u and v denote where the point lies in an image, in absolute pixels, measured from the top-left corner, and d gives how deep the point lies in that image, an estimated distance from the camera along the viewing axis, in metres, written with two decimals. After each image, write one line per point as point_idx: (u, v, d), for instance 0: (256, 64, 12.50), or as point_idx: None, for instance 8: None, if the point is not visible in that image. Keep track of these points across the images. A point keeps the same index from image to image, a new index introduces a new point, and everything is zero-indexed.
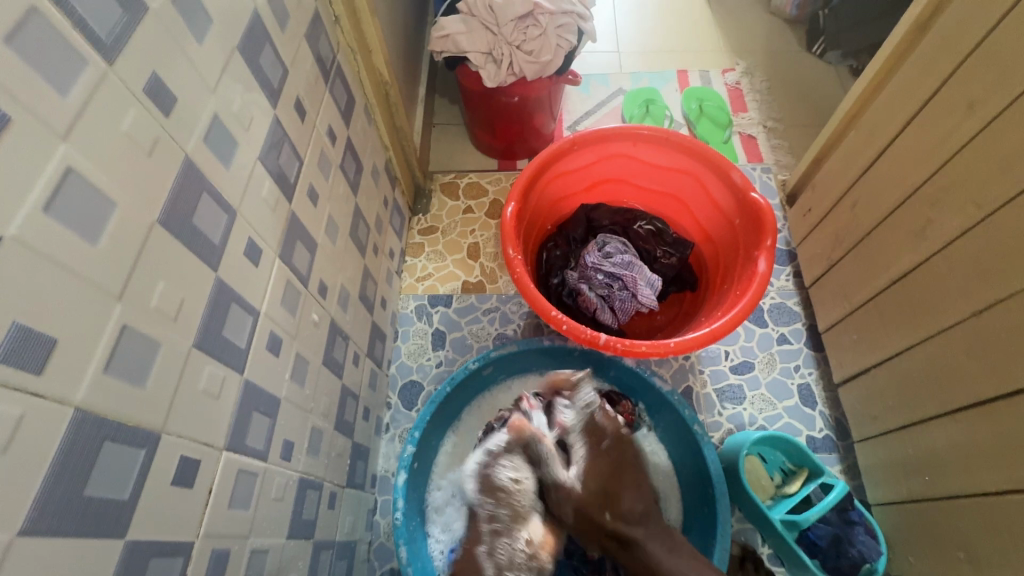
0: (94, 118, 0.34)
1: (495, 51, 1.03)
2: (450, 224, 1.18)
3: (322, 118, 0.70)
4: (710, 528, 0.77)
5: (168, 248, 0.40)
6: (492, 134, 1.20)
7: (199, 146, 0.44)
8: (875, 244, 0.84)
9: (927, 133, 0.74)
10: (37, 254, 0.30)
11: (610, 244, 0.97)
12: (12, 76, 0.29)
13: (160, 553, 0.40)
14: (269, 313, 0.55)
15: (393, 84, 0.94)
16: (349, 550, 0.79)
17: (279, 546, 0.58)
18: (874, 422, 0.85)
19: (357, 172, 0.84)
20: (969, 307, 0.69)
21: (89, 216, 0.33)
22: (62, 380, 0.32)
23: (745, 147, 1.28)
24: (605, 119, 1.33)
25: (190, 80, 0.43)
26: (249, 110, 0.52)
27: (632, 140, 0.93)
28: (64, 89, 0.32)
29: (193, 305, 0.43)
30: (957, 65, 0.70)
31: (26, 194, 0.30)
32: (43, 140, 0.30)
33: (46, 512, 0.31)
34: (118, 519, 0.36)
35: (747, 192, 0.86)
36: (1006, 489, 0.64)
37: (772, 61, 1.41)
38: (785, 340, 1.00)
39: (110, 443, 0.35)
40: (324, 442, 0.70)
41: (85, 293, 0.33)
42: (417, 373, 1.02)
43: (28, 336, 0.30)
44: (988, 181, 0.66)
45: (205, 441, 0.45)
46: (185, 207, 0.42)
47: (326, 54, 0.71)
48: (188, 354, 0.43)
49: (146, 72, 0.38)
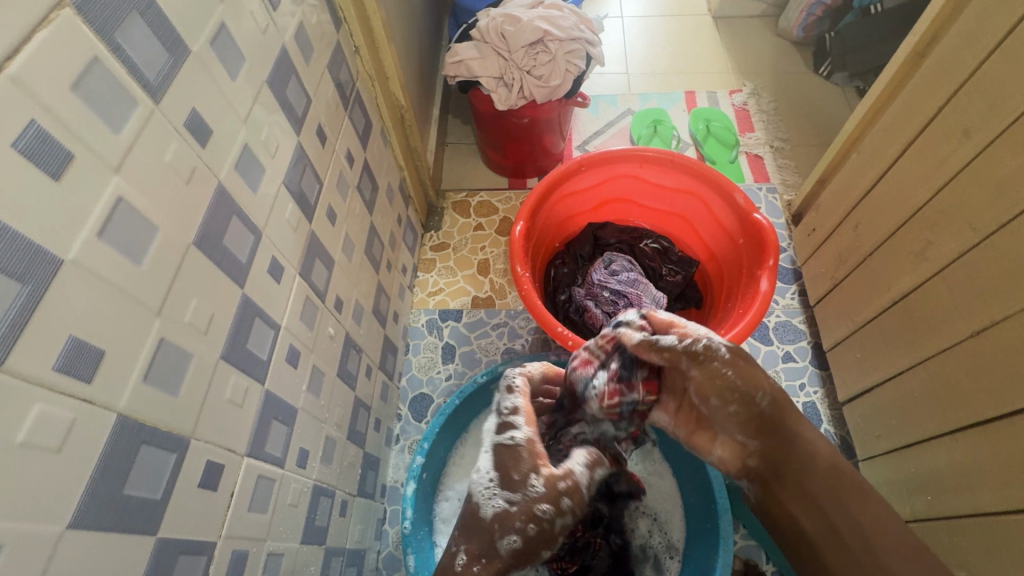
0: (141, 151, 0.38)
1: (506, 76, 1.07)
2: (461, 240, 1.21)
3: (341, 141, 0.74)
4: (712, 545, 0.74)
5: (201, 268, 0.44)
6: (503, 154, 1.24)
7: (231, 172, 0.48)
8: (876, 264, 0.85)
9: (926, 157, 0.76)
10: (92, 274, 0.34)
11: (616, 263, 0.99)
12: (77, 117, 0.33)
13: (186, 551, 0.43)
14: (290, 327, 0.59)
15: (408, 107, 0.99)
16: (358, 558, 0.81)
17: (293, 550, 0.60)
18: (879, 440, 0.86)
19: (373, 192, 0.88)
20: (967, 327, 0.70)
21: (136, 239, 0.37)
22: (108, 388, 0.35)
23: (752, 167, 1.30)
24: (614, 138, 1.36)
25: (225, 113, 0.47)
26: (275, 136, 0.56)
27: (637, 161, 0.96)
28: (118, 127, 0.36)
29: (221, 319, 0.47)
30: (953, 91, 0.72)
31: (84, 222, 0.33)
32: (101, 174, 0.34)
33: (92, 508, 0.34)
34: (151, 517, 0.39)
35: (750, 213, 0.88)
36: (1006, 509, 0.65)
37: (779, 82, 1.43)
38: (790, 358, 1.01)
39: (146, 446, 0.38)
40: (336, 451, 0.73)
41: (129, 309, 0.37)
42: (428, 386, 1.04)
43: (81, 347, 0.33)
44: (984, 205, 0.67)
45: (229, 446, 0.48)
46: (217, 229, 0.46)
47: (346, 80, 0.76)
48: (217, 364, 0.46)
49: (186, 109, 0.42)
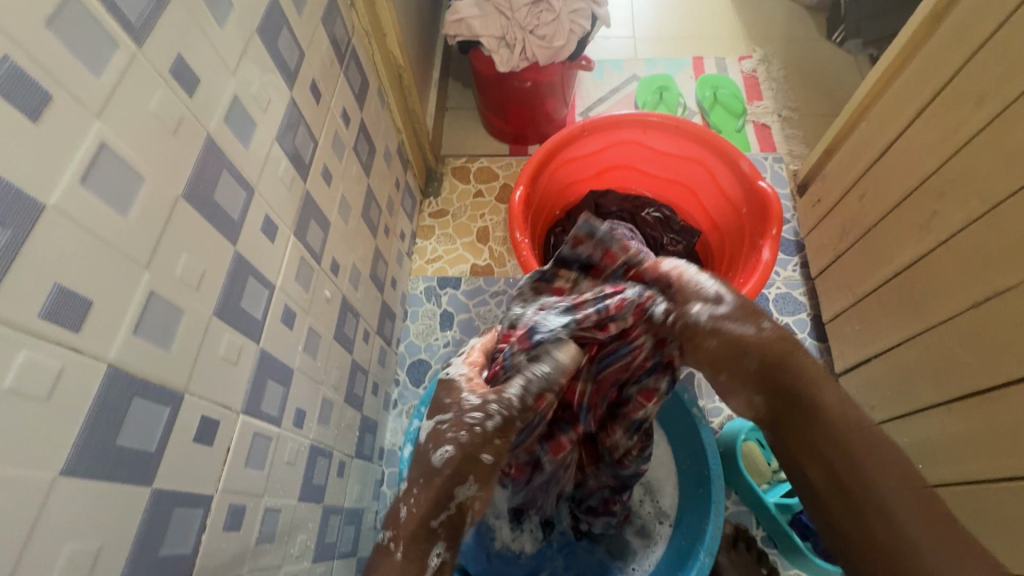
0: (124, 96, 0.36)
1: (508, 36, 1.03)
2: (460, 207, 1.20)
3: (337, 100, 0.72)
4: (705, 509, 0.77)
5: (191, 223, 0.43)
6: (505, 119, 1.21)
7: (220, 125, 0.47)
8: (880, 235, 0.84)
9: (938, 124, 0.74)
10: (74, 221, 0.33)
11: (617, 231, 0.97)
12: (53, 57, 0.31)
13: (183, 503, 0.43)
14: (285, 288, 0.58)
15: (406, 67, 0.96)
16: (356, 517, 0.83)
17: (291, 506, 0.61)
18: (873, 411, 0.87)
19: (370, 155, 0.86)
20: (969, 298, 0.69)
21: (121, 189, 0.36)
22: (96, 338, 0.35)
23: (759, 136, 1.27)
24: (618, 105, 1.33)
25: (212, 62, 0.45)
26: (267, 91, 0.54)
27: (641, 127, 0.94)
28: (99, 70, 0.34)
29: (214, 275, 0.46)
30: (969, 55, 0.69)
31: (64, 168, 0.32)
32: (81, 119, 0.33)
33: (84, 457, 0.34)
34: (146, 469, 0.39)
35: (755, 180, 0.86)
36: (997, 477, 0.66)
37: (791, 49, 1.39)
38: (788, 330, 1.00)
39: (139, 399, 0.38)
40: (334, 413, 0.74)
41: (117, 261, 0.36)
42: (426, 352, 1.05)
43: (67, 296, 0.32)
44: (994, 174, 0.66)
45: (224, 403, 0.48)
46: (207, 184, 0.45)
47: (341, 36, 0.73)
48: (209, 321, 0.46)
49: (172, 55, 0.40)
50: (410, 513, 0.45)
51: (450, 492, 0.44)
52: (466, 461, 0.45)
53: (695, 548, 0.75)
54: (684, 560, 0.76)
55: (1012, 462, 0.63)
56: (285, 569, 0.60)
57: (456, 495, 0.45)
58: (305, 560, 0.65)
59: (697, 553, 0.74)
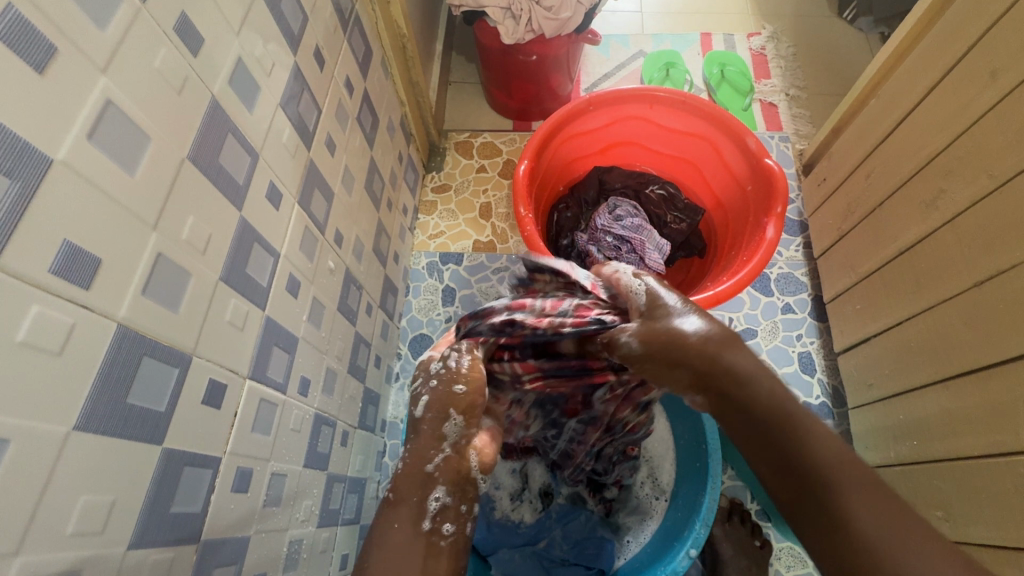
0: (129, 51, 0.36)
1: (513, 7, 1.01)
2: (462, 182, 1.19)
3: (340, 68, 0.71)
4: (700, 483, 0.79)
5: (197, 185, 0.43)
6: (509, 94, 1.19)
7: (225, 87, 0.46)
8: (885, 215, 0.84)
9: (950, 101, 0.73)
10: (82, 176, 0.33)
11: (621, 207, 0.96)
12: (58, 7, 0.31)
13: (192, 463, 0.44)
14: (289, 256, 0.58)
15: (410, 36, 0.94)
16: (359, 485, 0.84)
17: (297, 472, 0.62)
18: (870, 389, 0.88)
19: (373, 126, 0.85)
20: (973, 276, 0.70)
21: (128, 147, 0.36)
22: (106, 297, 0.35)
23: (765, 115, 1.25)
24: (624, 81, 1.31)
25: (217, 23, 0.44)
26: (270, 56, 0.53)
27: (648, 102, 0.92)
28: (104, 24, 0.34)
29: (220, 239, 0.46)
30: (985, 29, 0.68)
31: (71, 123, 0.32)
32: (87, 73, 0.33)
33: (97, 413, 0.34)
34: (156, 428, 0.40)
35: (761, 158, 0.85)
36: (991, 452, 0.67)
37: (801, 26, 1.36)
38: (789, 310, 1.01)
39: (148, 358, 0.38)
40: (337, 383, 0.74)
41: (125, 220, 0.36)
42: (428, 327, 1.05)
43: (77, 253, 0.33)
44: (1003, 151, 0.65)
45: (231, 367, 0.48)
46: (212, 147, 0.44)
47: (345, 3, 0.71)
48: (216, 286, 0.46)
49: (176, 12, 0.39)
50: (408, 463, 0.48)
51: (441, 433, 0.49)
52: (444, 403, 0.51)
53: (691, 520, 0.76)
54: (679, 531, 0.78)
55: (1008, 437, 0.65)
56: (291, 531, 0.61)
57: (450, 432, 0.49)
58: (310, 524, 0.66)
59: (694, 524, 0.75)
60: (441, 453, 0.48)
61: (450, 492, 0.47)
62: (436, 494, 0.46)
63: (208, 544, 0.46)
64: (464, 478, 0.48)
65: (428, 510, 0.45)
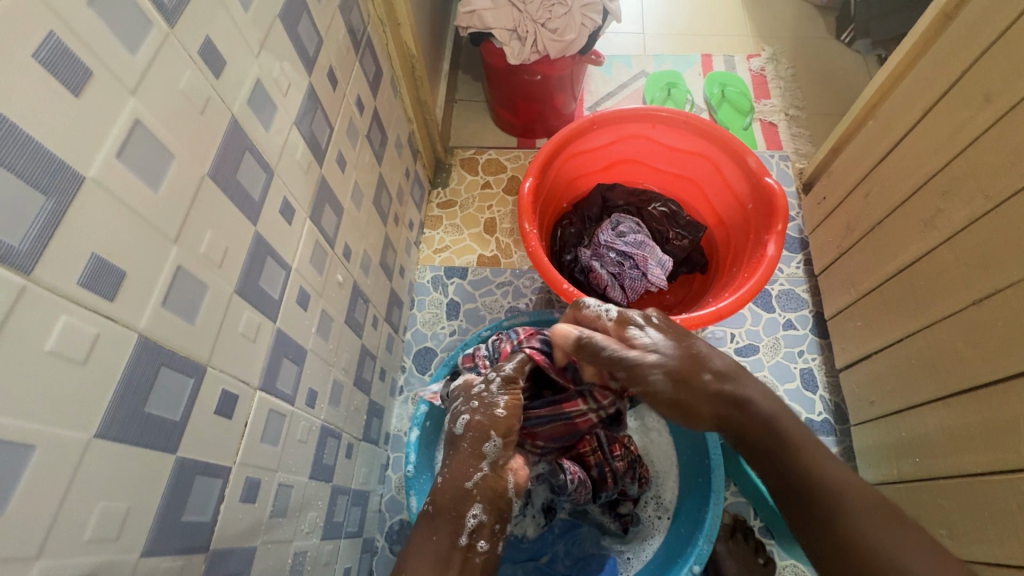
0: (157, 73, 0.37)
1: (519, 29, 1.04)
2: (468, 198, 1.21)
3: (351, 88, 0.73)
4: (703, 499, 0.79)
5: (216, 202, 0.44)
6: (514, 113, 1.21)
7: (244, 107, 0.48)
8: (886, 233, 0.85)
9: (945, 123, 0.75)
10: (108, 193, 0.34)
11: (624, 224, 0.98)
12: (93, 32, 0.32)
13: (204, 472, 0.44)
14: (300, 270, 0.60)
15: (419, 57, 0.96)
16: (363, 498, 0.84)
17: (302, 483, 0.62)
18: (871, 406, 0.88)
19: (382, 143, 0.87)
20: (972, 294, 0.70)
21: (153, 165, 0.37)
22: (127, 307, 0.36)
23: (766, 134, 1.28)
24: (626, 100, 1.34)
25: (237, 46, 0.46)
26: (287, 77, 0.55)
27: (650, 121, 0.94)
28: (134, 48, 0.35)
29: (235, 253, 0.47)
30: (980, 53, 0.70)
31: (102, 142, 0.34)
32: (118, 95, 0.34)
33: (116, 422, 0.35)
34: (170, 436, 0.40)
35: (762, 177, 0.87)
36: (991, 469, 0.68)
37: (799, 48, 1.39)
38: (790, 326, 1.02)
39: (165, 368, 0.40)
40: (343, 394, 0.75)
41: (148, 234, 0.37)
42: (432, 340, 1.06)
43: (103, 265, 0.34)
44: (999, 172, 0.67)
45: (243, 378, 0.49)
46: (230, 164, 0.46)
47: (357, 25, 0.74)
48: (230, 298, 0.47)
49: (201, 36, 0.41)
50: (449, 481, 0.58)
51: (483, 451, 0.60)
52: (486, 427, 0.61)
53: (693, 538, 0.76)
54: (681, 549, 0.78)
55: (1010, 454, 0.65)
56: (295, 543, 0.61)
57: (487, 453, 0.60)
58: (314, 536, 0.66)
59: (697, 540, 0.75)
60: (479, 471, 0.59)
61: (485, 510, 0.57)
62: (473, 512, 0.56)
63: (218, 553, 0.47)
64: (500, 496, 0.58)
65: (467, 527, 0.56)
